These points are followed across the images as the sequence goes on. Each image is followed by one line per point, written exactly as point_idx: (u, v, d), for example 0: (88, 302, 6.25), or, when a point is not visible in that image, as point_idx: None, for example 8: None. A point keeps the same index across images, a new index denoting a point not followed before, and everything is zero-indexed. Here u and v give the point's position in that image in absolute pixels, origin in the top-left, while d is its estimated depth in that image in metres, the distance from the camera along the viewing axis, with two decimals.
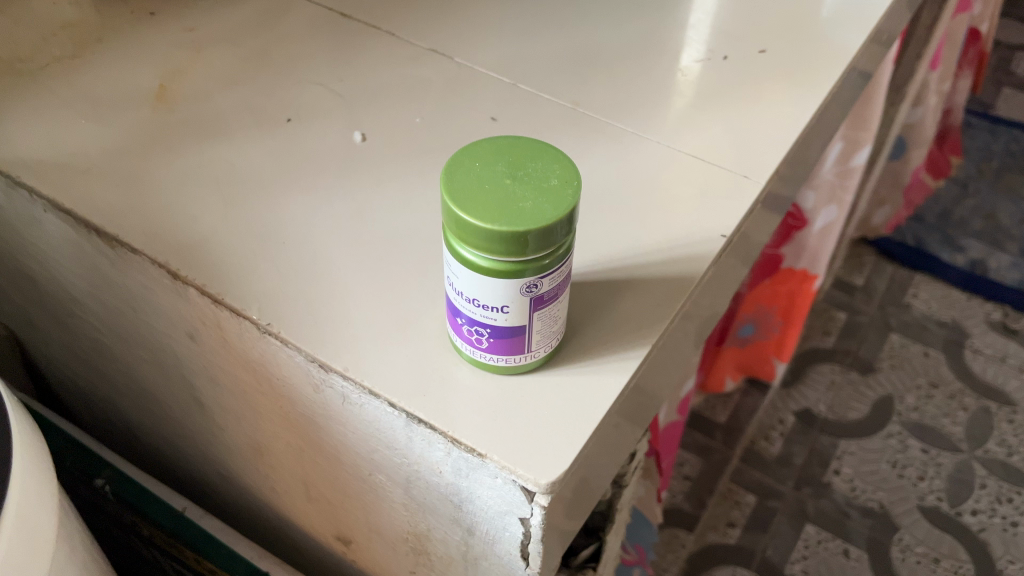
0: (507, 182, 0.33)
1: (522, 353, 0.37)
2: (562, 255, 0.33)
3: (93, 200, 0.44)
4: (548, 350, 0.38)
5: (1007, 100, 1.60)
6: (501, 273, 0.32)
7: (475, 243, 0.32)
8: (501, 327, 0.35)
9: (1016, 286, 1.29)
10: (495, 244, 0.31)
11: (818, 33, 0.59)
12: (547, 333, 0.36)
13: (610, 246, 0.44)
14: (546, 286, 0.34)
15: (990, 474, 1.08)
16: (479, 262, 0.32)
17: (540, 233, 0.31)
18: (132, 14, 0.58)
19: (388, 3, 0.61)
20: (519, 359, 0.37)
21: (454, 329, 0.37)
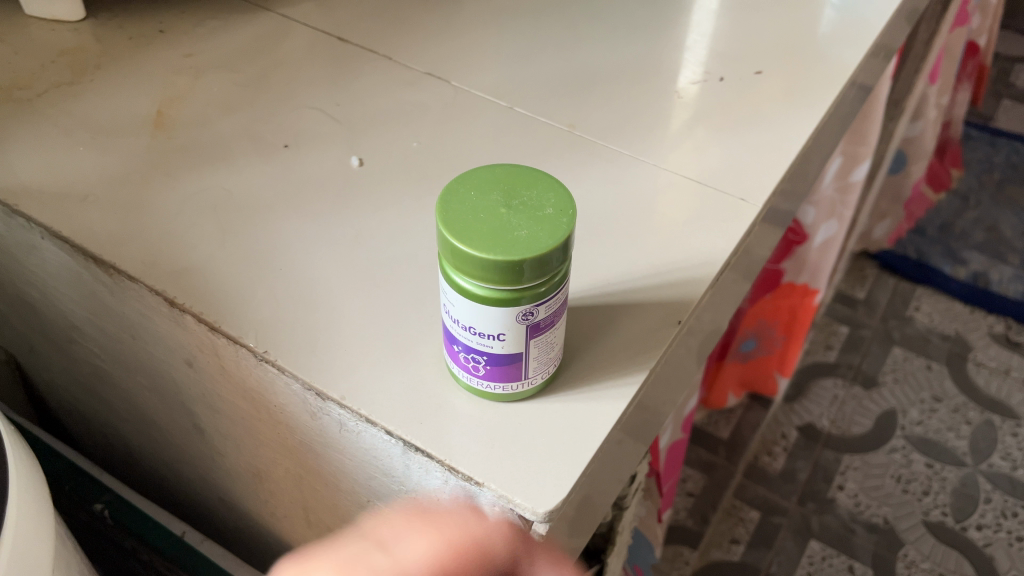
0: (502, 211, 0.33)
1: (519, 380, 0.36)
2: (558, 283, 0.33)
3: (91, 228, 0.44)
4: (545, 376, 0.38)
5: (1007, 111, 1.60)
6: (496, 301, 0.32)
7: (472, 272, 0.32)
8: (498, 355, 0.35)
9: (1019, 298, 1.29)
10: (491, 273, 0.31)
11: (814, 53, 0.59)
12: (544, 359, 0.36)
13: (607, 271, 0.44)
14: (542, 314, 0.34)
15: (995, 488, 1.07)
16: (475, 290, 0.32)
17: (535, 262, 0.31)
18: (129, 40, 0.59)
19: (386, 26, 0.61)
20: (515, 386, 0.37)
21: (450, 356, 0.37)
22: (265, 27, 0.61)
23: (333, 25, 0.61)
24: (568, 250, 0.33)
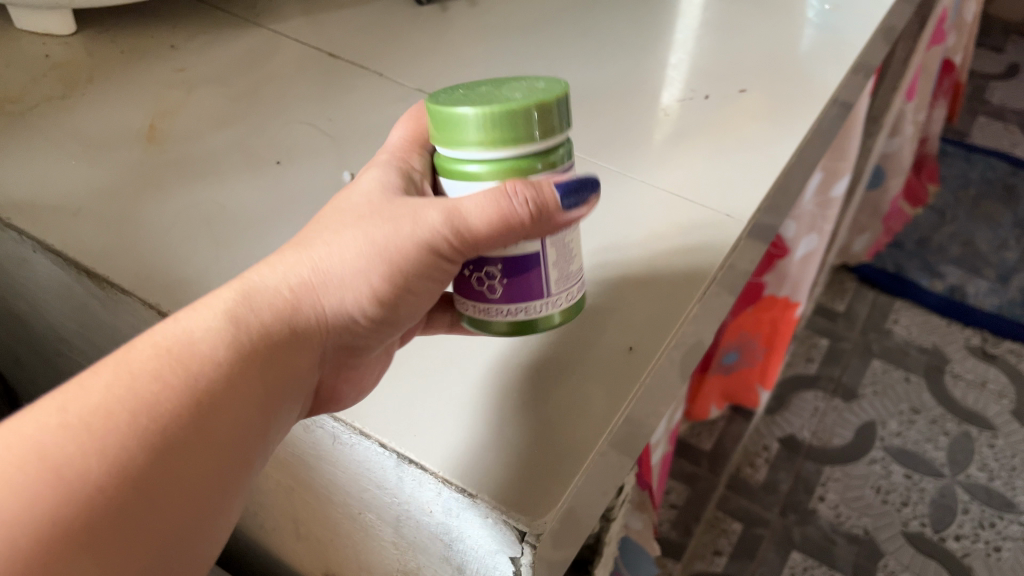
0: (491, 92, 0.34)
1: (540, 299, 0.36)
2: (563, 157, 0.35)
3: (83, 242, 0.44)
4: (567, 301, 0.38)
5: (982, 127, 1.63)
6: (507, 174, 0.33)
7: (477, 142, 0.33)
8: (511, 258, 0.35)
9: (995, 311, 1.31)
10: (495, 132, 0.32)
11: (796, 71, 0.60)
12: (565, 269, 0.37)
13: (601, 279, 0.45)
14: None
15: (972, 499, 1.08)
16: (485, 167, 0.33)
17: (536, 112, 0.32)
18: (121, 54, 0.59)
19: (375, 42, 0.62)
20: (542, 308, 0.37)
21: (470, 300, 0.37)
22: (256, 42, 0.61)
23: (324, 42, 0.62)
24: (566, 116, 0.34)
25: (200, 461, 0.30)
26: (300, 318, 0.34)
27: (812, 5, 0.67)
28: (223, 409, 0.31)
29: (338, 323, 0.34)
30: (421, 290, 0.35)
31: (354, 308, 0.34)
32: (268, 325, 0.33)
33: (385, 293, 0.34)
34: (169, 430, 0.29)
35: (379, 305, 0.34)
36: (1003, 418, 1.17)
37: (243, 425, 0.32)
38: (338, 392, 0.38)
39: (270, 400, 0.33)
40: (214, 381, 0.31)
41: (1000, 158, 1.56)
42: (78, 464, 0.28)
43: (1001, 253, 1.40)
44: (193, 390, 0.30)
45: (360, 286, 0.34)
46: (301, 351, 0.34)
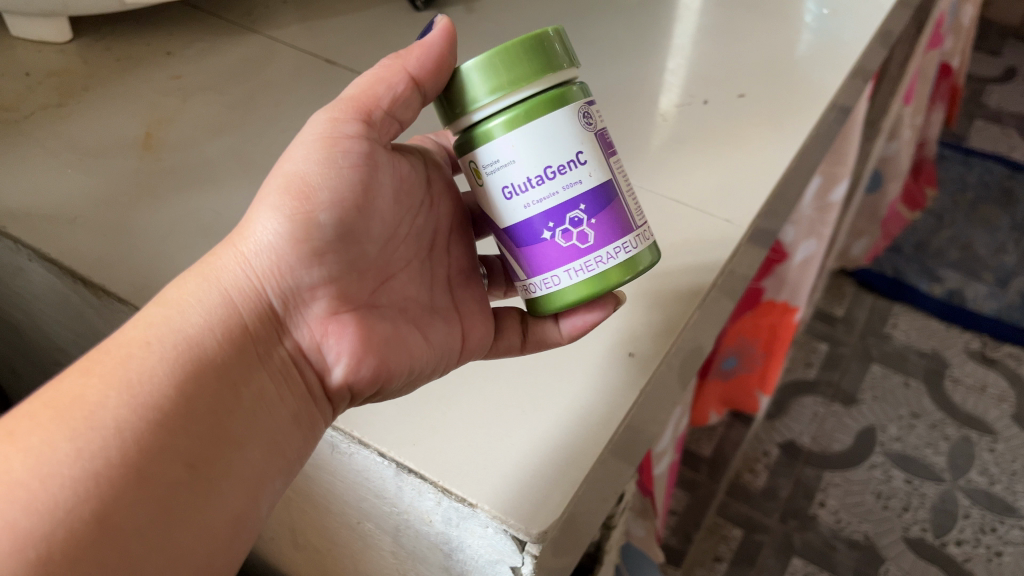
0: None
1: (620, 238, 0.36)
2: (580, 93, 0.36)
3: (78, 251, 0.44)
4: (640, 248, 0.38)
5: (979, 131, 1.63)
6: (530, 115, 0.35)
7: (489, 94, 0.35)
8: (590, 188, 0.36)
9: (994, 315, 1.31)
10: (506, 74, 0.34)
11: (795, 75, 0.60)
12: (628, 206, 0.38)
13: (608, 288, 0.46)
14: (596, 124, 0.37)
15: (973, 504, 1.08)
16: (505, 117, 0.35)
17: (535, 45, 0.35)
18: (116, 61, 0.59)
19: (372, 48, 0.62)
20: (622, 250, 0.37)
21: (548, 270, 0.37)
22: (252, 49, 0.61)
23: (321, 48, 0.62)
24: (568, 54, 0.36)
25: (162, 429, 0.30)
26: (232, 273, 0.35)
27: (810, 9, 0.67)
28: (160, 357, 0.32)
29: (278, 267, 0.35)
30: (344, 204, 0.36)
31: (280, 237, 0.35)
32: (207, 290, 0.34)
33: (305, 212, 0.35)
34: (113, 392, 0.30)
35: (305, 227, 0.35)
36: (1003, 422, 1.17)
37: (189, 367, 0.32)
38: (329, 363, 0.37)
39: (218, 348, 0.33)
40: (153, 344, 0.32)
41: (998, 161, 1.56)
42: (29, 450, 0.28)
43: (999, 257, 1.40)
44: (129, 352, 0.31)
45: (275, 215, 0.35)
46: (242, 299, 0.34)
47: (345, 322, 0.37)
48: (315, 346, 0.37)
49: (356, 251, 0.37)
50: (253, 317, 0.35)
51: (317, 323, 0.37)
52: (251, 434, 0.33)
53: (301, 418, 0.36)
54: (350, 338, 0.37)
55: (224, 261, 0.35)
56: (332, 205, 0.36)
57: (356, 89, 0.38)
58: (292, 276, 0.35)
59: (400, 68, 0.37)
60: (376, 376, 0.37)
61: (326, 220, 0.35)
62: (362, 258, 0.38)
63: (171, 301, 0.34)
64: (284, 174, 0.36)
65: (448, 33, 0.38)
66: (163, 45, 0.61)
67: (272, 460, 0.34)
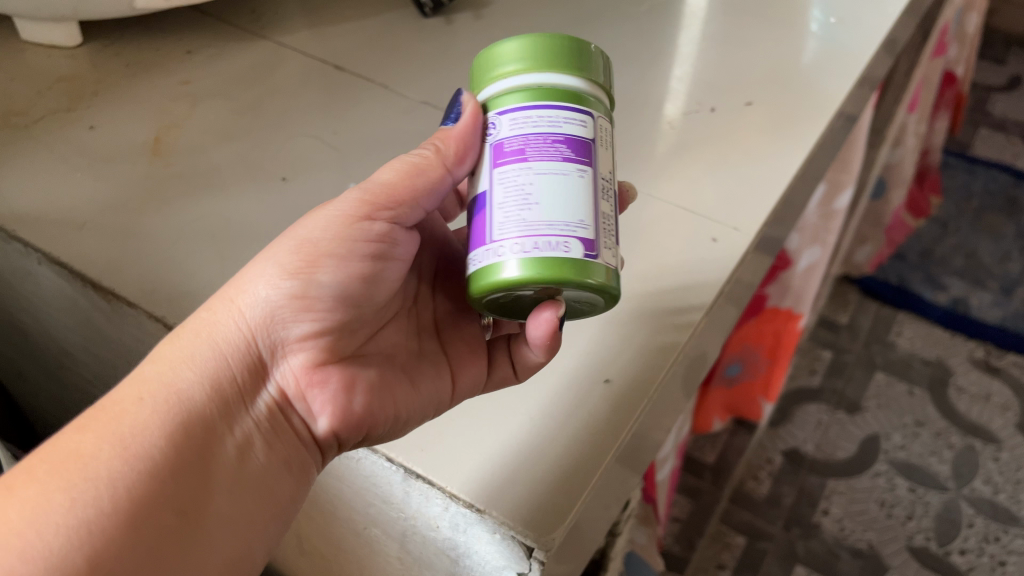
0: None
1: (480, 249, 0.33)
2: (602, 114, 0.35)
3: (88, 255, 0.44)
4: (500, 258, 0.32)
5: (984, 139, 1.63)
6: (534, 102, 0.33)
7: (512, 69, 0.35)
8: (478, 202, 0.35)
9: (998, 324, 1.31)
10: (537, 59, 0.34)
11: (802, 83, 0.60)
12: (509, 209, 0.32)
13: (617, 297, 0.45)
14: (505, 130, 0.34)
15: (978, 513, 1.08)
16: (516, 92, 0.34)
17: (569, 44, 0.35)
18: (126, 67, 0.59)
19: (380, 55, 0.62)
20: (477, 264, 0.33)
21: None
22: (260, 55, 0.61)
23: (329, 54, 0.62)
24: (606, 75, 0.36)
25: (150, 478, 0.31)
26: (226, 326, 0.35)
27: (816, 17, 0.67)
28: (152, 413, 0.32)
29: (267, 322, 0.35)
30: (348, 267, 0.35)
31: (277, 295, 0.35)
32: (198, 343, 0.35)
33: (303, 271, 0.35)
34: (104, 445, 0.31)
35: (305, 287, 0.35)
36: (1008, 431, 1.17)
37: (178, 425, 0.33)
38: (312, 413, 0.36)
39: (206, 401, 0.34)
40: (144, 399, 0.33)
41: (1002, 169, 1.56)
42: (23, 501, 0.29)
43: (1004, 265, 1.40)
44: (122, 407, 0.32)
45: (274, 274, 0.35)
46: (234, 352, 0.35)
47: (330, 372, 0.36)
48: (300, 397, 0.36)
49: (354, 307, 0.36)
50: (243, 370, 0.35)
51: (299, 371, 0.36)
52: (235, 483, 0.34)
53: (288, 467, 0.36)
54: (333, 387, 0.36)
55: (218, 315, 0.35)
56: (334, 269, 0.35)
57: (391, 177, 0.37)
58: (281, 328, 0.35)
59: (441, 164, 0.36)
60: (362, 425, 0.37)
61: (328, 279, 0.35)
62: (360, 311, 0.37)
63: (166, 356, 0.34)
64: (296, 236, 0.35)
65: (478, 117, 0.36)
66: (180, 44, 0.62)
67: (261, 507, 0.35)
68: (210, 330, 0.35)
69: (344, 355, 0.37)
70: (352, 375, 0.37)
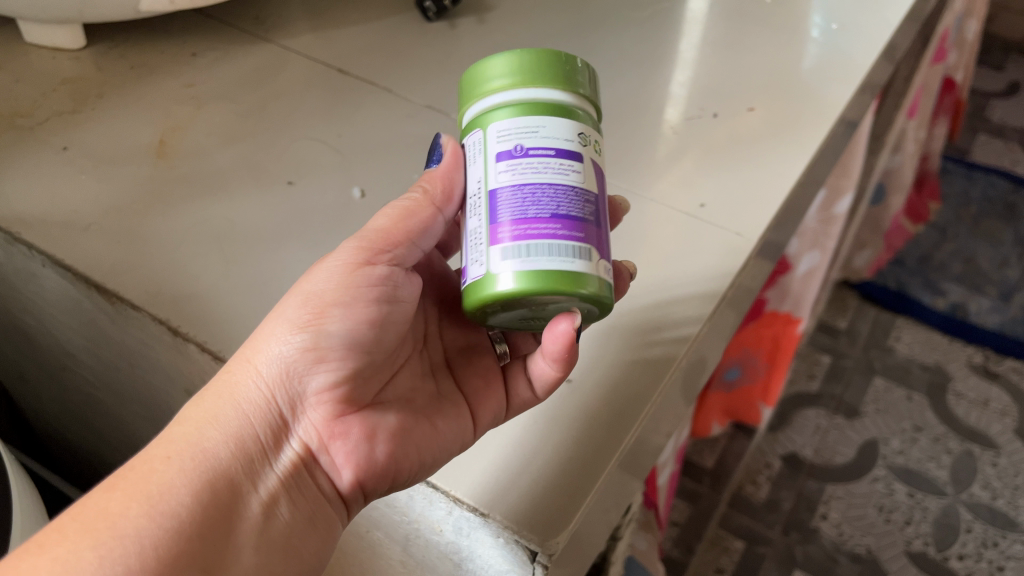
0: None
1: None
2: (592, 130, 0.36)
3: (92, 257, 0.44)
4: None
5: (982, 145, 1.64)
6: (525, 117, 0.34)
7: (502, 83, 0.34)
8: None
9: (997, 329, 1.31)
10: (528, 76, 0.34)
11: (803, 90, 0.60)
12: None
13: (620, 303, 0.45)
14: None
15: (976, 518, 1.08)
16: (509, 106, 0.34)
17: (556, 58, 0.35)
18: (130, 69, 0.59)
19: (383, 58, 0.62)
20: None
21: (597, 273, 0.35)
22: (264, 58, 0.62)
23: (333, 58, 0.62)
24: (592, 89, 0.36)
25: (177, 535, 0.30)
26: (245, 385, 0.34)
27: (817, 23, 0.67)
28: (179, 471, 0.32)
29: (285, 378, 0.34)
30: (359, 315, 0.34)
31: (290, 349, 0.34)
32: (221, 402, 0.34)
33: (316, 323, 0.34)
34: (134, 503, 0.30)
35: (316, 338, 0.34)
36: (1007, 437, 1.17)
37: (201, 484, 0.32)
38: (335, 467, 0.35)
39: (230, 459, 0.33)
40: (172, 458, 0.32)
41: (1001, 175, 1.56)
42: (53, 561, 0.29)
43: (1003, 271, 1.40)
44: (151, 466, 0.32)
45: (287, 327, 0.34)
46: (255, 411, 0.34)
47: (352, 423, 0.35)
48: (323, 450, 0.36)
49: (372, 354, 0.35)
50: (265, 427, 0.34)
51: (321, 424, 0.35)
52: (261, 540, 0.33)
53: (313, 523, 0.35)
54: (357, 439, 0.35)
55: (237, 374, 0.34)
56: (346, 319, 0.34)
57: (387, 223, 0.36)
58: (300, 383, 0.34)
59: (430, 204, 0.37)
60: (387, 475, 0.36)
61: (338, 330, 0.34)
62: (377, 358, 0.36)
63: (190, 418, 0.34)
64: (303, 290, 0.35)
65: (457, 156, 0.36)
66: (184, 47, 0.62)
67: (288, 561, 0.34)
68: (230, 391, 0.34)
69: (367, 405, 0.36)
70: (375, 426, 0.36)
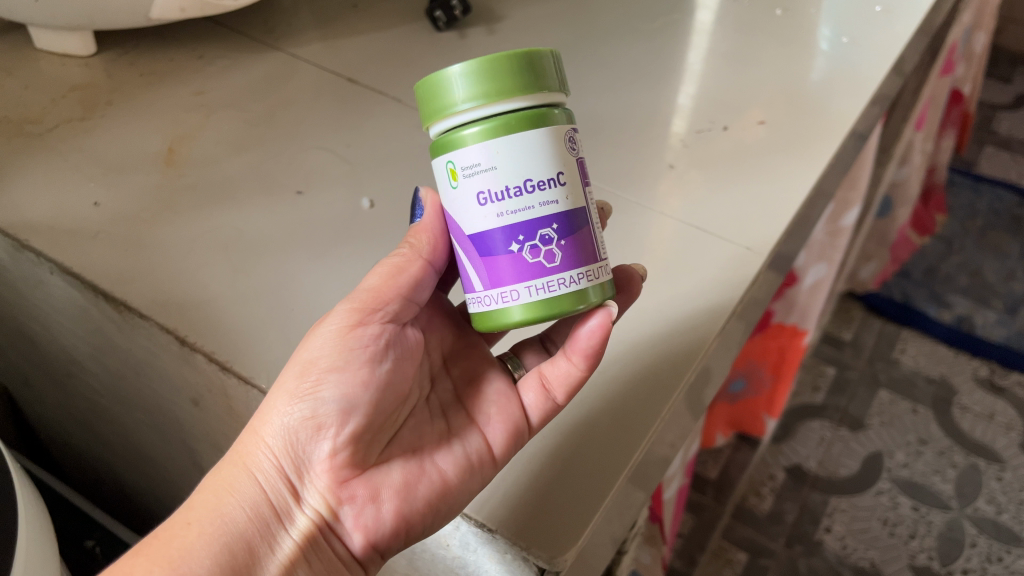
0: None
1: (593, 260, 0.34)
2: (563, 117, 0.34)
3: (100, 265, 0.44)
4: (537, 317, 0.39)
5: (989, 157, 1.63)
6: (476, 142, 0.33)
7: (468, 101, 0.32)
8: (558, 213, 0.33)
9: (1003, 343, 1.30)
10: (487, 85, 0.32)
11: (814, 104, 0.60)
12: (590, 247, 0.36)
13: (632, 319, 0.45)
14: (582, 147, 0.35)
15: (981, 533, 1.07)
16: (478, 127, 0.33)
17: (513, 65, 0.32)
18: (140, 77, 0.59)
19: (392, 68, 0.62)
20: (581, 279, 0.34)
21: (503, 284, 0.34)
22: (273, 66, 0.62)
23: (343, 67, 0.62)
24: (555, 79, 0.34)
25: None
26: (255, 454, 0.34)
27: (827, 36, 0.67)
28: (199, 535, 0.32)
29: (291, 443, 0.35)
30: (353, 380, 0.35)
31: (291, 418, 0.35)
32: (236, 472, 0.34)
33: (314, 388, 0.34)
34: (156, 566, 0.30)
35: (313, 406, 0.34)
36: (1012, 451, 1.16)
37: (219, 550, 0.32)
38: (348, 529, 0.35)
39: (247, 523, 0.33)
40: (192, 525, 0.32)
41: (1007, 188, 1.56)
42: None
43: (1009, 284, 1.39)
44: (173, 532, 0.32)
45: (285, 399, 0.35)
46: (266, 480, 0.34)
47: (359, 485, 0.36)
48: (336, 514, 0.35)
49: (374, 415, 0.36)
50: (277, 493, 0.34)
51: (330, 489, 0.35)
52: None
53: None
54: (366, 500, 0.35)
55: (249, 443, 0.35)
56: (343, 384, 0.35)
57: (376, 283, 0.37)
58: (306, 447, 0.35)
59: (418, 256, 0.38)
60: (398, 532, 0.35)
61: (335, 394, 0.35)
62: (377, 420, 0.36)
63: (207, 488, 0.34)
64: (298, 361, 0.35)
65: (438, 206, 0.39)
66: (193, 50, 0.63)
67: None
68: (240, 460, 0.34)
69: (373, 465, 0.36)
70: (381, 483, 0.36)
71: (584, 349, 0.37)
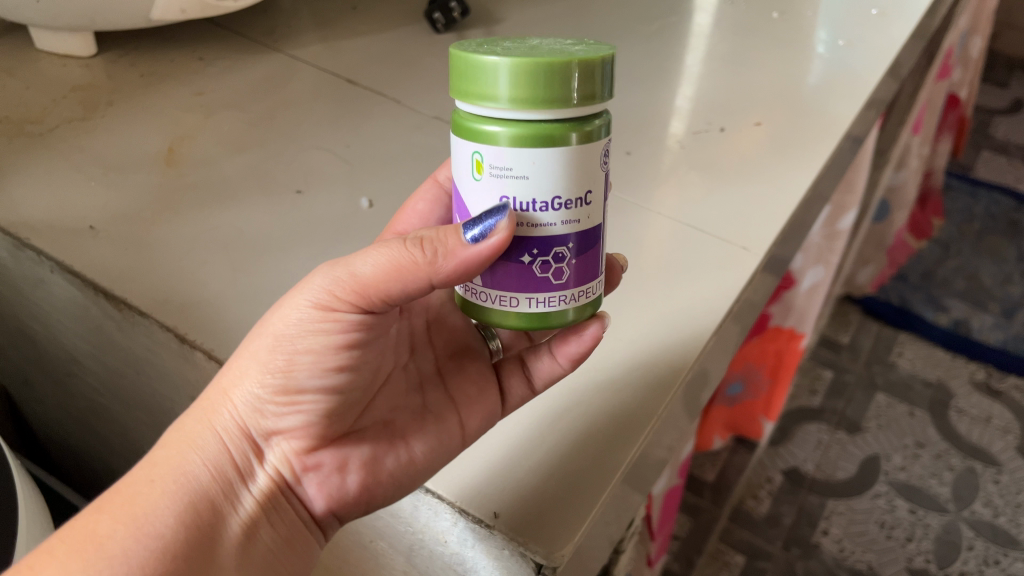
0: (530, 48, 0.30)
1: (593, 277, 0.34)
2: (603, 131, 0.31)
3: (100, 263, 0.44)
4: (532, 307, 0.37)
5: (986, 162, 1.64)
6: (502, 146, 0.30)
7: (508, 99, 0.29)
8: (573, 233, 0.32)
9: (1000, 346, 1.31)
10: (531, 88, 0.28)
11: (810, 105, 0.61)
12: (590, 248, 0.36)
13: (629, 319, 0.45)
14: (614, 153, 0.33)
15: (978, 536, 1.07)
16: (509, 129, 0.29)
17: (565, 72, 0.29)
18: (141, 78, 0.60)
19: (392, 70, 0.62)
20: (578, 297, 0.34)
21: (504, 289, 0.33)
22: (273, 67, 0.62)
23: (343, 69, 0.62)
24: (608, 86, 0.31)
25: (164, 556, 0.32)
26: (223, 414, 0.35)
27: (823, 39, 0.68)
28: (163, 496, 0.33)
29: (260, 412, 0.35)
30: (329, 365, 0.34)
31: (263, 391, 0.34)
32: (202, 428, 0.35)
33: (289, 369, 0.34)
34: (121, 525, 0.32)
35: (285, 383, 0.34)
36: (1009, 454, 1.16)
37: (183, 510, 0.33)
38: (309, 492, 0.37)
39: (210, 482, 0.34)
40: (156, 482, 0.33)
41: (1004, 192, 1.56)
42: None
43: (1005, 288, 1.40)
44: (137, 489, 0.33)
45: (259, 368, 0.34)
46: (230, 440, 0.35)
47: (324, 455, 0.37)
48: (299, 478, 0.37)
49: (348, 393, 0.36)
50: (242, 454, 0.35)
51: (294, 454, 0.36)
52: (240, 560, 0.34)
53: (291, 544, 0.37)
54: (329, 471, 0.37)
55: (218, 402, 0.35)
56: (319, 368, 0.34)
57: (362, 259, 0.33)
58: (275, 416, 0.35)
59: None
60: (358, 501, 0.38)
61: (310, 378, 0.34)
62: (350, 396, 0.37)
63: (172, 440, 0.35)
64: (271, 331, 0.34)
65: None
66: (193, 52, 0.63)
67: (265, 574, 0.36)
68: (208, 419, 0.35)
69: (340, 435, 0.38)
70: (348, 454, 0.37)
71: (571, 355, 0.39)
